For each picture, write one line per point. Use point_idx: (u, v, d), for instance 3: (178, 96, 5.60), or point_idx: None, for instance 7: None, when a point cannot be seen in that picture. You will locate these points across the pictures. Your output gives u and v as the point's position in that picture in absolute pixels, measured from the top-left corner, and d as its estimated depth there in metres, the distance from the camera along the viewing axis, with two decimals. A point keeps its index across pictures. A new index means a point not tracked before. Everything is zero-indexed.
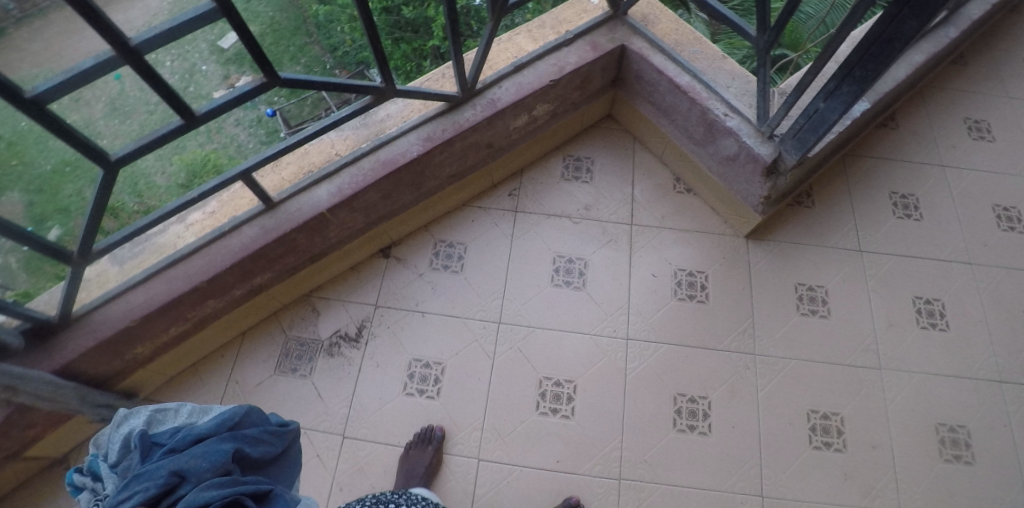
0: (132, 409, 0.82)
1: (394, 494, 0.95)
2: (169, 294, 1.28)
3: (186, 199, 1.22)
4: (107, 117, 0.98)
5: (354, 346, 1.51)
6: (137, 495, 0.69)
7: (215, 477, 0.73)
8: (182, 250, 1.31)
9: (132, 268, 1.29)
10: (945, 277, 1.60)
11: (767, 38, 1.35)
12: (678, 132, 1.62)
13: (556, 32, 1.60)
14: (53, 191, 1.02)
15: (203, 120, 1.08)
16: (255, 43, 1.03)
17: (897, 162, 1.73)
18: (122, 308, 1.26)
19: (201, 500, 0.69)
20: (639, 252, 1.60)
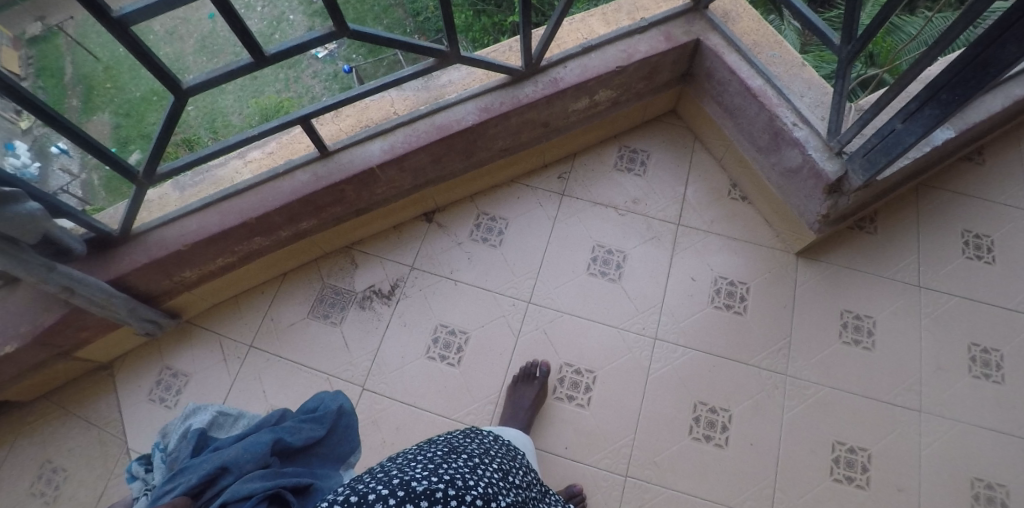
0: (198, 406, 0.96)
1: (464, 440, 0.92)
2: (220, 226, 1.35)
3: (246, 137, 1.25)
4: (196, 53, 1.09)
5: (386, 302, 1.55)
6: (182, 485, 0.79)
7: (255, 471, 0.81)
8: (237, 186, 1.38)
9: (191, 195, 1.37)
10: (1010, 327, 1.49)
11: (851, 49, 1.28)
12: (742, 137, 1.57)
13: (631, 18, 1.57)
14: (139, 116, 1.18)
15: (271, 61, 1.11)
16: None
17: (976, 200, 1.61)
18: (177, 232, 1.33)
19: (242, 492, 0.77)
20: (681, 253, 1.57)
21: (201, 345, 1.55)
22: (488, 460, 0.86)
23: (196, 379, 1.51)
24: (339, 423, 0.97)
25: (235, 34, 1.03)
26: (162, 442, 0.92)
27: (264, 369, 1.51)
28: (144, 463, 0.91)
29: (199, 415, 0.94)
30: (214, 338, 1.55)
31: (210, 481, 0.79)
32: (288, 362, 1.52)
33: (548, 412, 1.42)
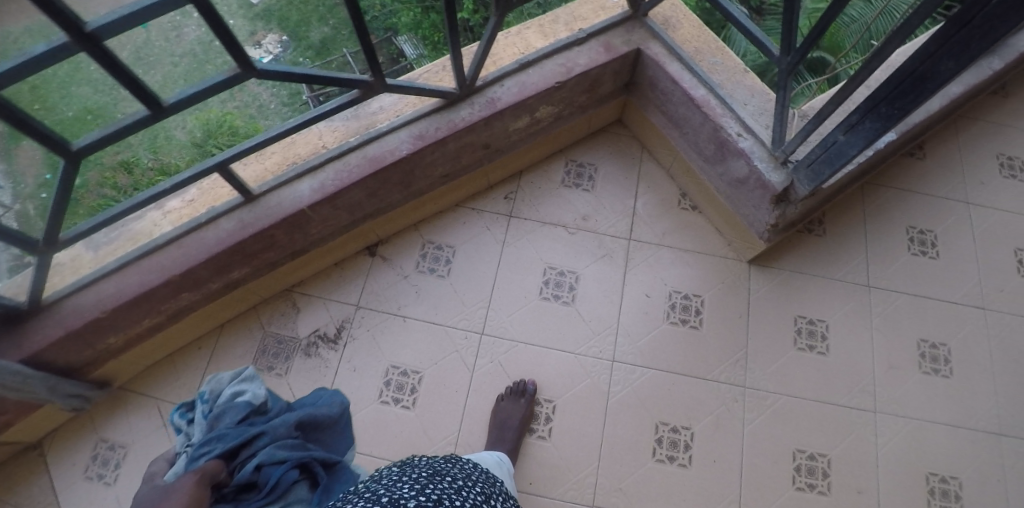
0: (255, 373, 0.95)
1: (445, 461, 0.83)
2: (141, 287, 1.25)
3: (158, 191, 1.16)
4: (131, 67, 0.91)
5: (332, 347, 1.49)
6: (215, 451, 0.82)
7: (286, 439, 0.87)
8: (156, 240, 1.27)
9: (106, 255, 1.25)
10: (955, 320, 1.53)
11: (791, 60, 1.25)
12: (688, 147, 1.54)
13: (569, 29, 1.50)
14: (76, 138, 0.95)
15: (171, 110, 1.00)
16: (226, 30, 0.94)
17: (918, 195, 1.65)
18: (94, 297, 1.23)
19: (277, 457, 0.83)
20: (634, 269, 1.54)
21: (137, 410, 1.46)
22: (472, 485, 0.79)
23: (136, 448, 1.42)
24: (343, 416, 1.01)
25: (123, 87, 0.92)
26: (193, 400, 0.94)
27: None
28: (186, 414, 0.94)
29: (253, 385, 0.93)
30: (150, 402, 1.47)
31: (243, 444, 0.84)
32: None
33: (530, 436, 1.39)
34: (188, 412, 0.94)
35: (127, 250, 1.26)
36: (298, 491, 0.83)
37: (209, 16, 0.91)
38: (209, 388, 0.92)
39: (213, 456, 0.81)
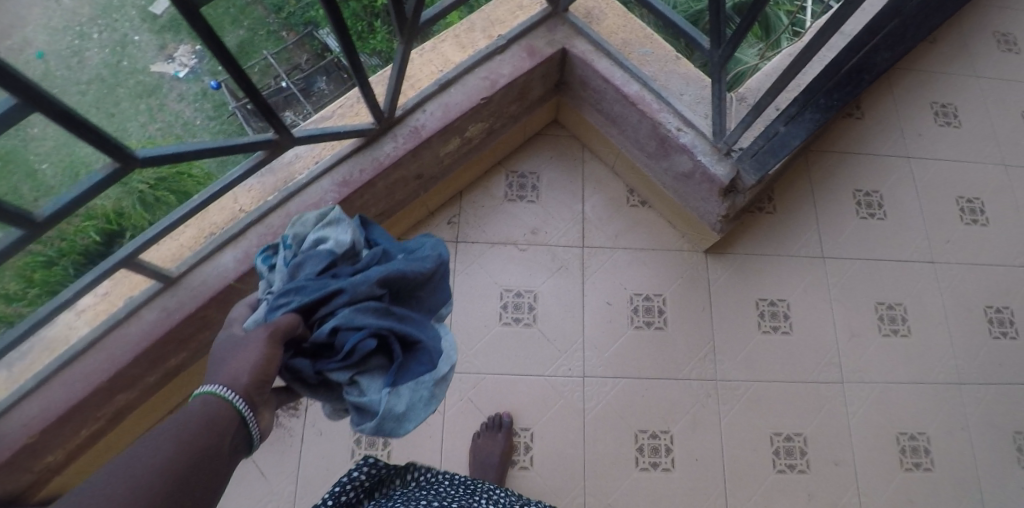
0: (342, 215, 0.82)
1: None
2: (68, 400, 1.18)
3: (60, 301, 1.06)
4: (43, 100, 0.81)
5: (294, 414, 1.42)
6: (294, 302, 0.71)
7: (369, 302, 0.74)
8: (75, 347, 1.19)
9: (22, 373, 1.15)
10: (908, 278, 1.55)
11: (722, 52, 1.17)
12: (629, 144, 1.47)
13: (488, 37, 1.39)
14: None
15: (46, 223, 0.90)
16: (91, 130, 0.84)
17: (861, 157, 1.65)
18: (18, 421, 1.15)
19: (355, 321, 0.70)
20: (591, 278, 1.50)
21: None
22: None
23: None
24: (440, 269, 0.86)
25: None
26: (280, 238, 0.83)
27: None
28: (270, 257, 0.82)
29: (338, 233, 0.80)
30: None
31: (325, 298, 0.72)
32: None
33: (512, 467, 1.36)
34: (273, 257, 0.82)
35: (45, 360, 1.17)
36: (369, 386, 0.72)
37: (66, 121, 0.80)
38: (293, 232, 0.80)
39: (292, 310, 0.70)
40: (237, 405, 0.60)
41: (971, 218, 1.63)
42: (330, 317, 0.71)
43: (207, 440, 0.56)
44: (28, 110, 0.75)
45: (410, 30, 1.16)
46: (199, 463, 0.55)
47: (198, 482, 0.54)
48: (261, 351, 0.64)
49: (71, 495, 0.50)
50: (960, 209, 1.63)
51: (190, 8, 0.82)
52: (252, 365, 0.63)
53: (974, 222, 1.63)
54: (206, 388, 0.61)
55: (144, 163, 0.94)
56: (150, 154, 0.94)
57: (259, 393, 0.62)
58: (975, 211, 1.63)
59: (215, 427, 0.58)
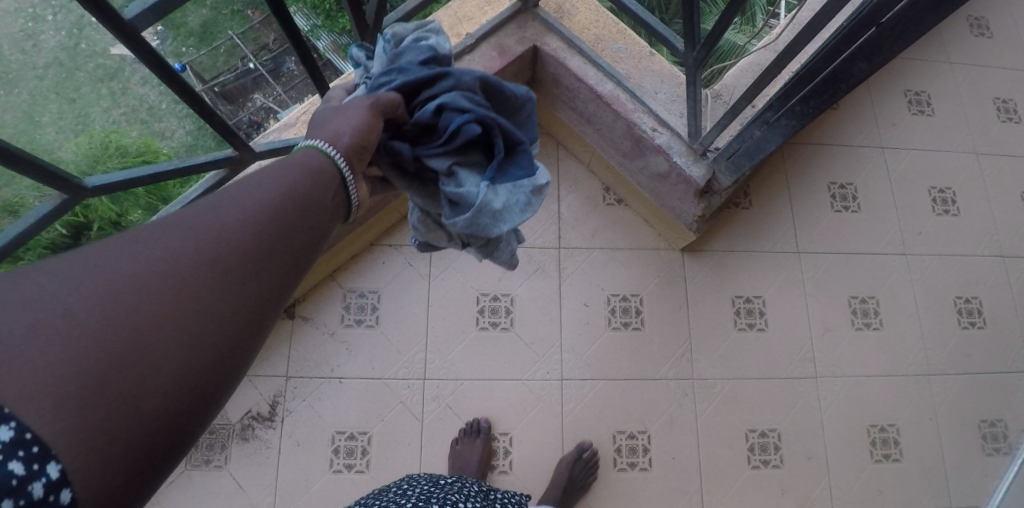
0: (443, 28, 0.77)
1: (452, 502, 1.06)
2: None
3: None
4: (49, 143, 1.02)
5: (269, 426, 1.40)
6: (397, 81, 0.68)
7: (473, 95, 0.70)
8: None
9: None
10: (881, 272, 1.56)
11: (697, 55, 1.13)
12: (604, 143, 1.45)
13: (456, 35, 1.34)
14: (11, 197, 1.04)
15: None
16: (41, 169, 0.88)
17: (836, 148, 1.64)
18: None
19: (459, 104, 0.66)
20: (569, 280, 1.49)
21: None
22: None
23: None
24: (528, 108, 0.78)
25: None
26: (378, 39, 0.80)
27: None
28: (366, 51, 0.79)
29: (439, 37, 0.75)
30: None
31: (427, 83, 0.69)
32: None
33: (492, 471, 1.37)
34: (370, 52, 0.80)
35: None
36: (467, 179, 0.68)
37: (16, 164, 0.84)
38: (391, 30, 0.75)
39: (395, 86, 0.67)
40: (338, 162, 0.58)
41: (943, 208, 1.64)
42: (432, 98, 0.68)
43: (308, 185, 0.55)
44: None
45: (373, 36, 1.12)
46: (293, 205, 0.53)
47: (294, 219, 0.53)
48: (364, 118, 0.61)
49: (165, 221, 0.47)
50: (932, 199, 1.64)
51: (133, 31, 0.81)
52: (354, 127, 0.60)
53: (945, 211, 1.64)
54: (309, 143, 0.59)
55: (94, 192, 0.97)
56: (100, 182, 0.98)
57: (360, 159, 0.60)
58: (946, 201, 1.64)
59: (317, 175, 0.56)
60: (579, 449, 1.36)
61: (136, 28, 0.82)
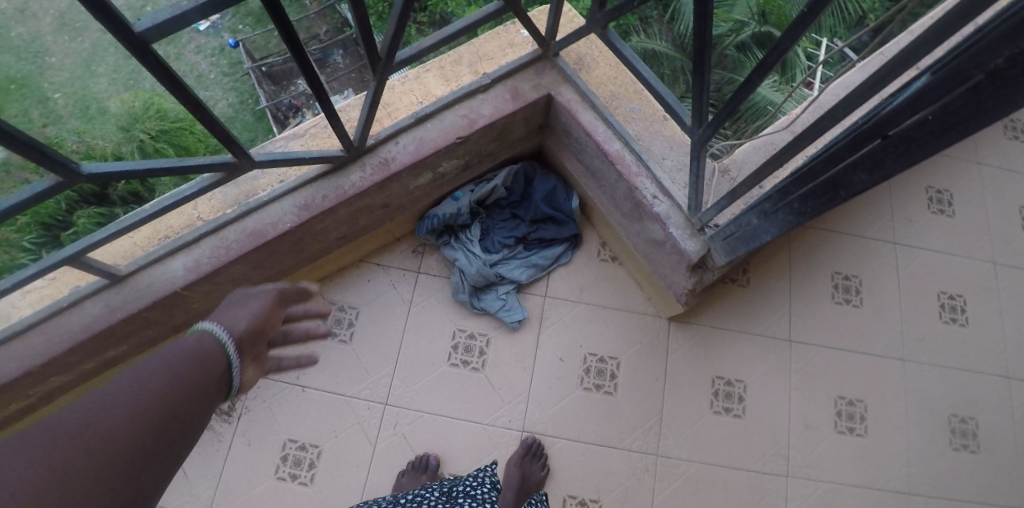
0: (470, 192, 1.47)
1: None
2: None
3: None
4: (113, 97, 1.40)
5: (225, 420, 1.40)
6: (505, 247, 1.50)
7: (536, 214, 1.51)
8: (12, 327, 1.14)
9: None
10: (873, 375, 1.49)
11: (704, 132, 1.13)
12: (606, 201, 1.43)
13: (473, 73, 1.35)
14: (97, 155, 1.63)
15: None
16: (32, 147, 0.82)
17: (847, 238, 1.58)
18: None
19: (535, 227, 1.52)
20: (548, 330, 1.49)
21: None
22: None
23: None
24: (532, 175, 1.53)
25: None
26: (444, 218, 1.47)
27: None
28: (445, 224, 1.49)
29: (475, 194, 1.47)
30: None
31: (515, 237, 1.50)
32: None
33: None
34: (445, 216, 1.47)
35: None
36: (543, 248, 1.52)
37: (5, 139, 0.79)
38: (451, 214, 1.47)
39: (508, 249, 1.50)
40: (228, 348, 0.56)
41: (951, 317, 1.56)
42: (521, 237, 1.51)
43: (200, 372, 0.53)
44: None
45: (384, 68, 1.11)
46: (181, 392, 0.50)
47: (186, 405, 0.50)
48: (263, 308, 0.61)
49: (44, 423, 0.43)
50: (940, 305, 1.56)
51: (140, 43, 0.78)
52: (252, 316, 0.60)
53: (953, 320, 1.56)
54: (206, 326, 0.57)
55: (89, 179, 0.92)
56: (96, 169, 0.92)
57: (251, 346, 0.59)
58: (955, 309, 1.57)
59: (207, 357, 0.55)
60: (521, 445, 1.38)
61: (144, 40, 0.79)
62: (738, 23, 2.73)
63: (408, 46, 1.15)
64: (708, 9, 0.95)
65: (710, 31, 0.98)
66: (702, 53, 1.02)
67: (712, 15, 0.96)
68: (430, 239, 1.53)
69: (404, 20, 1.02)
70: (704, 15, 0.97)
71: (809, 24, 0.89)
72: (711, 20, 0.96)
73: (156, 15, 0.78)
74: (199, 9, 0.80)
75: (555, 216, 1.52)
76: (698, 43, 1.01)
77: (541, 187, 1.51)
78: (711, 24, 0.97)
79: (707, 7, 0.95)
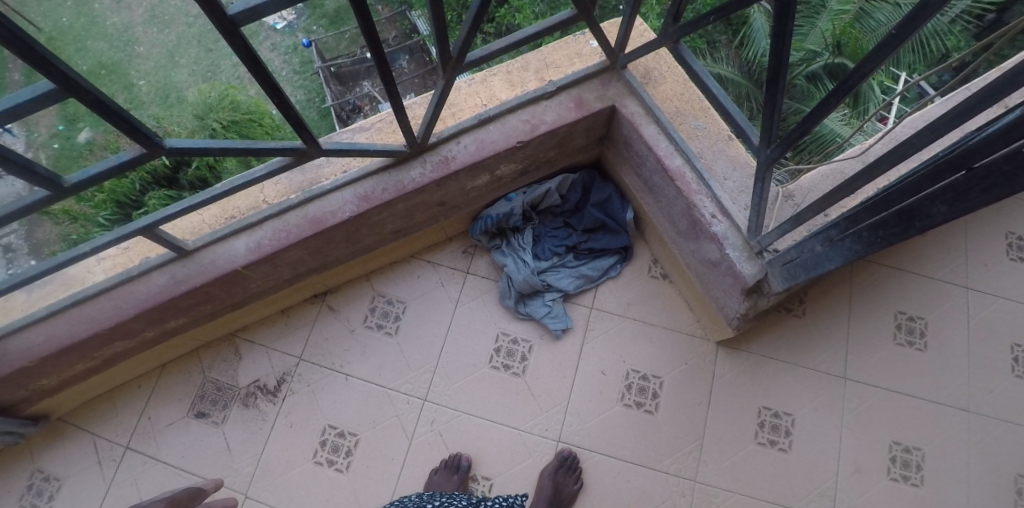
0: (524, 195, 1.47)
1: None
2: (70, 337, 1.20)
3: (76, 254, 1.07)
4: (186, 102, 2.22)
5: (270, 400, 1.45)
6: (555, 254, 1.50)
7: (589, 224, 1.50)
8: (86, 290, 1.20)
9: (38, 298, 1.21)
10: (934, 424, 1.40)
11: (771, 153, 1.10)
12: (663, 217, 1.40)
13: (539, 79, 1.35)
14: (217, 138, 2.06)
15: (73, 190, 0.95)
16: (122, 118, 0.87)
17: (913, 277, 1.51)
18: (21, 344, 1.18)
19: (587, 238, 1.51)
20: (592, 343, 1.47)
21: (72, 448, 1.42)
22: None
23: (67, 485, 1.39)
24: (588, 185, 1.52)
25: (12, 174, 0.87)
26: (495, 221, 1.48)
27: (141, 473, 1.39)
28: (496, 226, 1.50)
29: (528, 198, 1.47)
30: (88, 438, 1.42)
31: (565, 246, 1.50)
32: (164, 467, 1.40)
33: None
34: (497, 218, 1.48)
35: (59, 295, 1.22)
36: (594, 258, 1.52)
37: (100, 109, 0.84)
38: (503, 217, 1.48)
39: (559, 257, 1.50)
40: None
41: None
42: (573, 246, 1.50)
43: None
44: (64, 96, 0.81)
45: (454, 67, 1.13)
46: None
47: None
48: None
49: None
50: (1014, 358, 1.46)
51: (232, 26, 0.82)
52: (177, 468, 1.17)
53: None
54: None
55: (171, 153, 0.96)
56: (178, 145, 0.96)
57: None
58: None
59: None
60: (556, 457, 1.36)
61: (236, 24, 0.83)
62: (810, 53, 2.72)
63: (478, 49, 1.16)
64: (787, 29, 0.93)
65: (787, 52, 0.96)
66: (778, 73, 1.00)
67: (792, 35, 0.94)
68: (482, 241, 1.54)
69: (479, 20, 1.04)
70: (782, 36, 0.95)
71: (895, 48, 0.84)
72: (790, 41, 0.94)
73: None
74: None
75: (608, 225, 1.51)
76: (774, 64, 0.99)
77: (597, 195, 1.50)
78: (788, 44, 0.95)
79: (786, 27, 0.93)
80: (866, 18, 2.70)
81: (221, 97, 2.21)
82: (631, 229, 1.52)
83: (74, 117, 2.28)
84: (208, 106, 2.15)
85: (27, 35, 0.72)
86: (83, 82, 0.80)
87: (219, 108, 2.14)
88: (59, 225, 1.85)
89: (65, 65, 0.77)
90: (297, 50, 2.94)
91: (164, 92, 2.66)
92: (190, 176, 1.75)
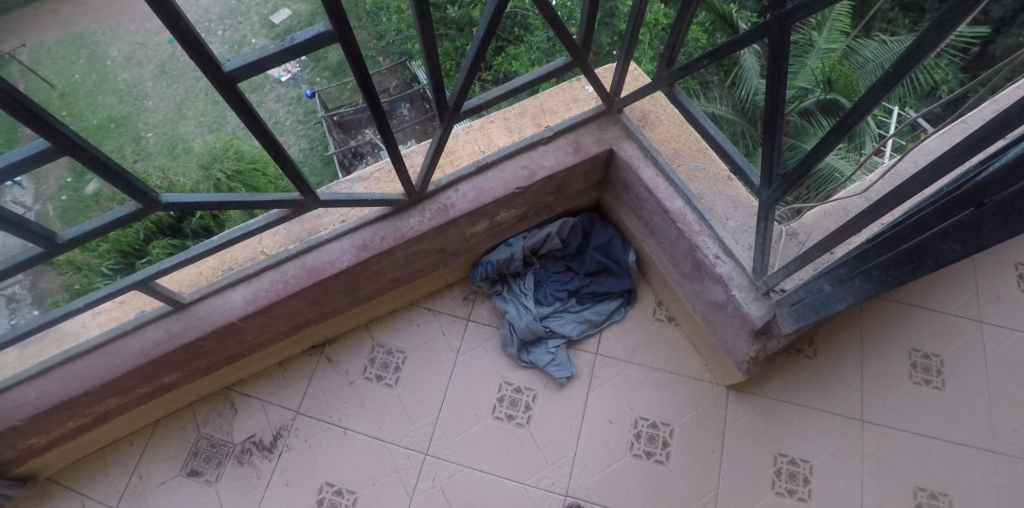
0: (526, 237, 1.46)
1: None
2: (60, 396, 1.16)
3: (70, 310, 1.03)
4: None
5: (266, 456, 1.39)
6: (559, 298, 1.48)
7: (592, 265, 1.50)
8: (77, 347, 1.17)
9: (31, 356, 1.19)
10: (959, 467, 1.34)
11: (773, 193, 1.08)
12: (666, 259, 1.38)
13: (536, 125, 1.36)
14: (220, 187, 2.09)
15: (68, 246, 0.92)
16: (118, 173, 0.85)
17: (924, 313, 1.48)
18: (10, 404, 1.14)
19: (590, 281, 1.50)
20: (598, 390, 1.43)
21: None
22: None
23: None
24: (589, 227, 1.51)
25: (6, 233, 0.85)
26: (494, 265, 1.46)
27: None
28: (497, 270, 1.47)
29: (528, 242, 1.46)
30: (76, 499, 1.37)
31: (568, 289, 1.49)
32: None
33: None
34: (497, 262, 1.46)
35: (52, 352, 1.19)
36: (599, 302, 1.50)
37: (94, 166, 0.83)
38: (503, 261, 1.46)
39: (563, 301, 1.48)
40: None
41: None
42: (577, 288, 1.49)
43: None
44: (59, 154, 0.79)
45: (451, 114, 1.11)
46: None
47: None
48: None
49: None
50: None
51: (228, 81, 0.81)
52: None
53: None
54: None
55: (166, 208, 0.94)
56: (174, 200, 0.94)
57: None
58: None
59: None
60: None
61: (232, 78, 0.82)
62: (803, 90, 2.73)
63: (476, 96, 1.15)
64: (782, 69, 0.92)
65: (782, 92, 0.94)
66: (775, 112, 0.98)
67: (787, 76, 0.92)
68: (483, 287, 1.52)
69: (475, 69, 1.03)
70: (777, 76, 0.93)
71: (893, 84, 0.82)
72: (785, 81, 0.93)
73: (245, 55, 0.81)
74: (284, 52, 0.82)
75: (610, 268, 1.51)
76: (771, 105, 0.97)
77: (597, 238, 1.49)
78: (783, 85, 0.93)
79: (782, 67, 0.91)
80: (854, 55, 2.82)
81: (226, 148, 2.26)
82: (633, 271, 1.51)
83: (80, 170, 2.51)
84: (211, 156, 2.20)
85: (21, 95, 0.71)
86: (81, 141, 0.79)
87: (223, 158, 2.17)
88: (62, 276, 1.86)
89: (61, 125, 0.76)
90: (301, 101, 3.16)
91: (171, 142, 3.09)
92: (193, 226, 1.74)
